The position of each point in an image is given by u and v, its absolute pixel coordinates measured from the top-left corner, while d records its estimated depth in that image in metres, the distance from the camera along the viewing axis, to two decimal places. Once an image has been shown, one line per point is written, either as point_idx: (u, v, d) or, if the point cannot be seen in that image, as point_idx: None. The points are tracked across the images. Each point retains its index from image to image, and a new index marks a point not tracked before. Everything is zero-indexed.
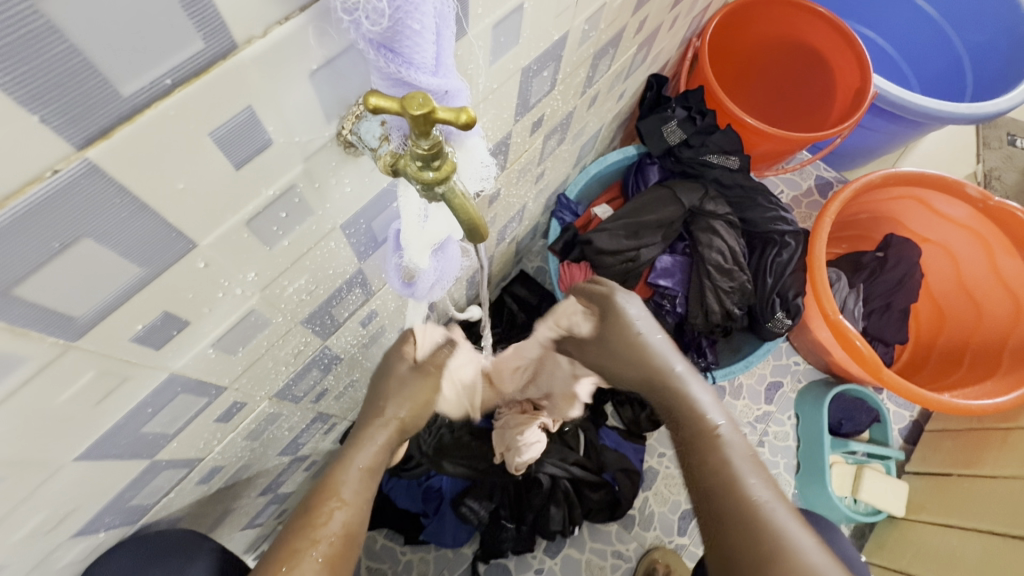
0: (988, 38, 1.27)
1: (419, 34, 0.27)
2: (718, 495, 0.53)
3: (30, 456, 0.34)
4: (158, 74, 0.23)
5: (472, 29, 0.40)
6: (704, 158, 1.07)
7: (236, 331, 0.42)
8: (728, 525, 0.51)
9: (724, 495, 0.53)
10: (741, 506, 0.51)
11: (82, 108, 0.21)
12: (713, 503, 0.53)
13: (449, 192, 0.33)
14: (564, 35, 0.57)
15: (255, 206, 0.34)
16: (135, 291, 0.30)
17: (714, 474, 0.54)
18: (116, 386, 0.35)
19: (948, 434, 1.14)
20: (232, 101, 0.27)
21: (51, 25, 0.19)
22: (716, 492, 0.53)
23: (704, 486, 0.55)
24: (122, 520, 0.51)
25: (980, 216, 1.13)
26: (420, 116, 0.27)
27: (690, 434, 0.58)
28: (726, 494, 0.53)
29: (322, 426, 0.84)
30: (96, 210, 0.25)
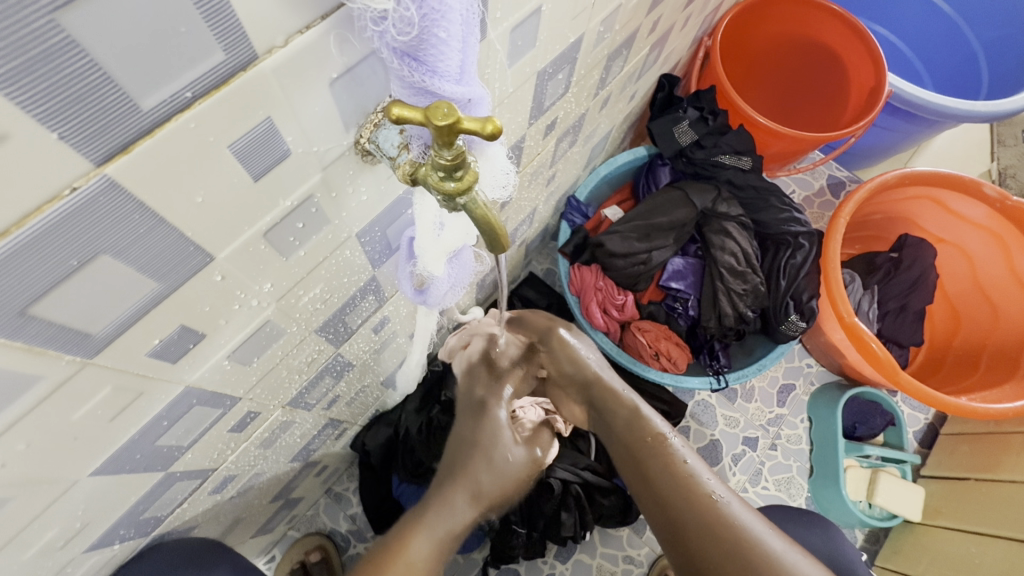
0: (1004, 34, 1.26)
1: (445, 43, 0.26)
2: (679, 503, 0.54)
3: (45, 473, 0.33)
4: (177, 86, 0.22)
5: (492, 32, 0.39)
6: (716, 158, 1.06)
7: (252, 341, 0.42)
8: (689, 525, 0.53)
9: (687, 502, 0.54)
10: (706, 518, 0.53)
11: (101, 124, 0.21)
12: (676, 514, 0.54)
13: (471, 203, 0.33)
14: (580, 37, 0.56)
15: (271, 217, 0.33)
16: (152, 306, 0.30)
17: (672, 475, 0.56)
18: (132, 401, 0.34)
19: (965, 437, 1.13)
20: (251, 113, 0.26)
21: (71, 40, 0.18)
22: (678, 502, 0.54)
23: (664, 493, 0.55)
24: (136, 531, 0.50)
25: (997, 217, 1.11)
26: (444, 127, 0.26)
27: (639, 440, 0.59)
28: (689, 505, 0.54)
29: (333, 431, 0.83)
30: (114, 227, 0.24)
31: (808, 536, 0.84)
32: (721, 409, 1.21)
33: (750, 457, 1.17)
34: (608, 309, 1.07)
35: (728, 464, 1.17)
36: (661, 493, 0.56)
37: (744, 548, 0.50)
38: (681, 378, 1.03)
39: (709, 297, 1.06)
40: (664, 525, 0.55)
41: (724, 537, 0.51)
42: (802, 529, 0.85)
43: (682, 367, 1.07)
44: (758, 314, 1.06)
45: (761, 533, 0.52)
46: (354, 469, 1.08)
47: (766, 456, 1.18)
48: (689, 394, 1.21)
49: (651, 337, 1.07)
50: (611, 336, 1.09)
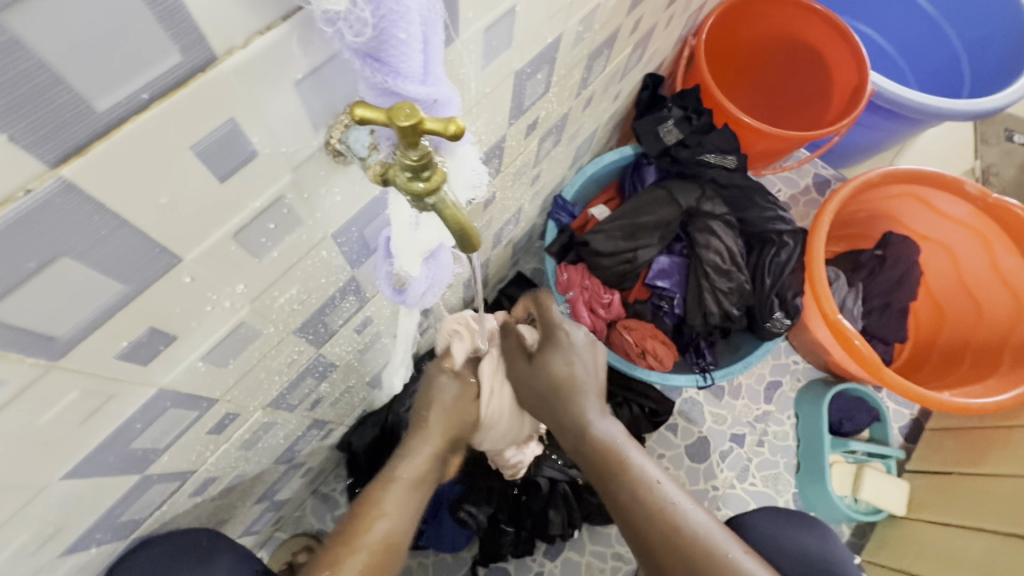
0: (987, 33, 1.26)
1: (406, 43, 0.26)
2: (650, 519, 0.56)
3: (14, 478, 0.33)
4: (133, 88, 0.22)
5: (463, 33, 0.39)
6: (701, 157, 1.06)
7: (227, 343, 0.42)
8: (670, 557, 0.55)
9: (663, 523, 0.55)
10: (677, 534, 0.55)
11: (54, 126, 0.21)
12: (645, 533, 0.56)
13: (440, 203, 0.33)
14: (558, 38, 0.56)
15: (241, 219, 0.33)
16: (118, 308, 0.30)
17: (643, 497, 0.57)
18: (102, 404, 0.34)
19: (949, 432, 1.14)
20: (212, 114, 0.26)
21: (18, 42, 0.18)
22: (647, 523, 0.56)
23: (642, 513, 0.56)
24: (113, 535, 0.50)
25: (979, 214, 1.12)
26: (407, 127, 0.26)
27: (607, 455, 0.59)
28: (664, 534, 0.55)
29: (318, 432, 0.83)
30: (74, 230, 0.24)
31: (795, 533, 0.84)
32: (708, 407, 1.21)
33: (737, 454, 1.18)
34: (595, 308, 1.07)
35: (716, 461, 1.17)
36: (637, 518, 0.57)
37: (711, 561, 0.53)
38: (668, 376, 1.04)
39: (694, 295, 1.06)
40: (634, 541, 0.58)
41: (691, 554, 0.54)
42: (789, 527, 0.85)
43: (669, 365, 1.07)
44: (744, 311, 1.07)
45: (736, 551, 0.54)
46: (342, 470, 1.08)
47: (753, 452, 1.19)
48: (676, 392, 1.22)
49: (638, 335, 1.08)
50: (598, 334, 1.10)
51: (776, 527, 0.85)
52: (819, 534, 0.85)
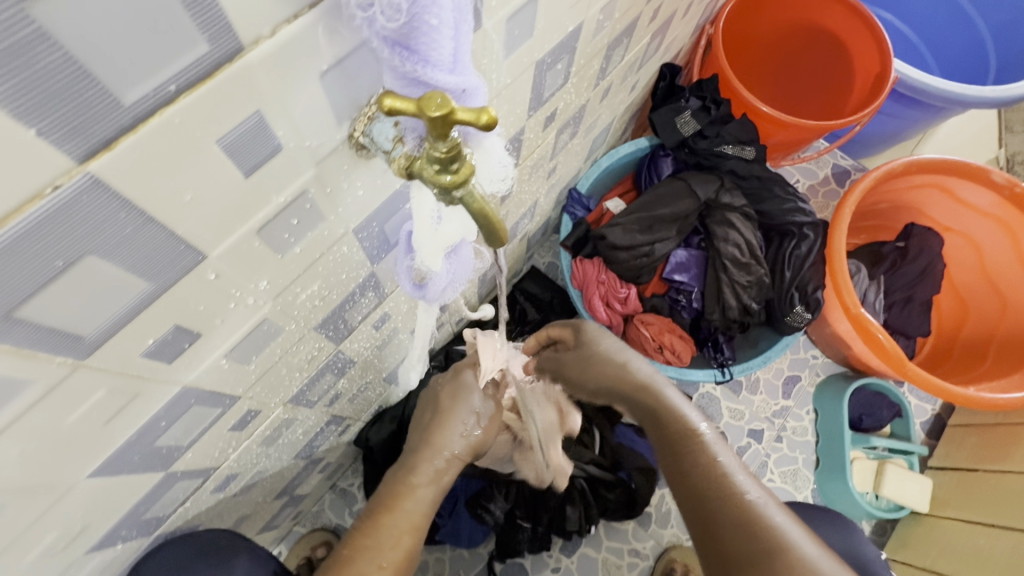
0: (1011, 17, 1.23)
1: (437, 30, 0.25)
2: (710, 497, 0.51)
3: (42, 477, 0.33)
4: (160, 80, 0.21)
5: (487, 21, 0.38)
6: (719, 149, 1.04)
7: (250, 339, 0.41)
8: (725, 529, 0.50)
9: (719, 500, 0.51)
10: (744, 520, 0.49)
11: (82, 120, 0.20)
12: (708, 519, 0.51)
13: (467, 197, 0.32)
14: (579, 27, 0.55)
15: (265, 214, 0.32)
16: (144, 307, 0.29)
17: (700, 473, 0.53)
18: (127, 404, 0.34)
19: (973, 427, 1.11)
20: (238, 107, 0.25)
21: (45, 32, 0.17)
22: (708, 500, 0.51)
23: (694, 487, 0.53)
24: (138, 531, 0.50)
25: (1005, 204, 1.09)
26: (438, 117, 0.25)
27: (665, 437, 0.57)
28: (728, 517, 0.50)
29: (336, 428, 0.83)
30: (100, 226, 0.24)
31: (820, 530, 0.83)
32: (726, 402, 1.20)
33: (755, 449, 1.17)
34: (611, 303, 1.06)
35: (734, 457, 1.16)
36: (695, 496, 0.52)
37: (778, 551, 0.47)
38: (686, 371, 1.02)
39: (712, 288, 1.05)
40: (694, 521, 0.52)
41: (756, 536, 0.48)
42: (812, 522, 0.84)
43: (686, 360, 1.06)
44: (763, 305, 1.05)
45: (794, 535, 0.48)
46: (358, 465, 1.08)
47: (772, 448, 1.17)
48: (693, 387, 1.20)
49: (654, 330, 1.06)
50: (614, 330, 1.09)
51: (802, 524, 0.84)
52: (845, 533, 0.83)
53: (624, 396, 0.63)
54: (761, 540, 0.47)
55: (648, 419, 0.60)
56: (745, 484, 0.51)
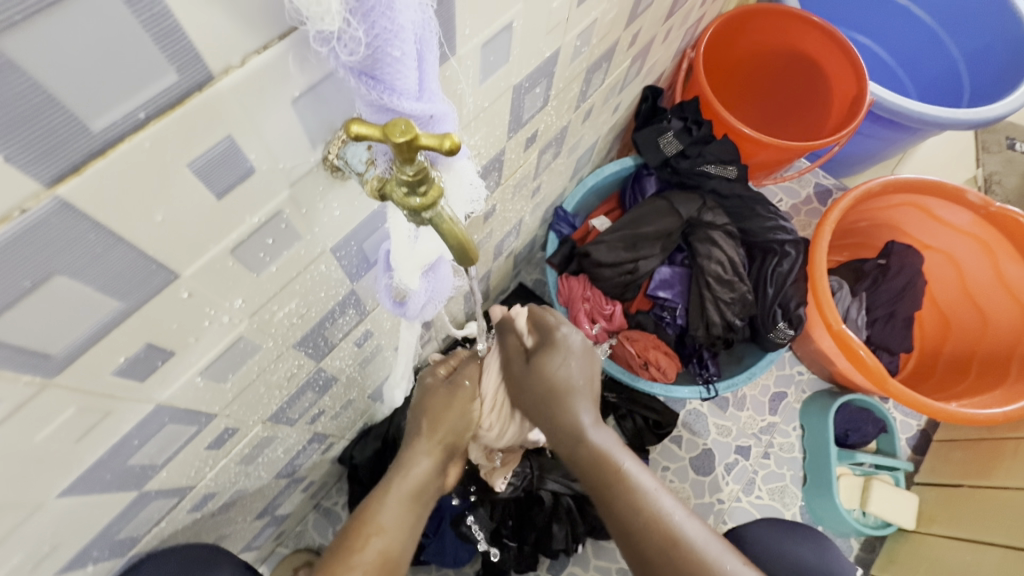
0: (984, 45, 1.29)
1: (400, 60, 0.26)
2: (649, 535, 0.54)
3: (8, 495, 0.32)
4: (130, 107, 0.22)
5: (460, 49, 0.39)
6: (701, 168, 1.07)
7: (225, 358, 0.42)
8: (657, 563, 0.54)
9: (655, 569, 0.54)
10: (661, 538, 0.53)
11: (50, 145, 0.21)
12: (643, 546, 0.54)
13: (437, 217, 0.33)
14: (556, 52, 0.56)
15: (239, 234, 0.33)
16: (114, 325, 0.30)
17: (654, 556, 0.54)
18: (99, 421, 0.34)
19: (957, 443, 1.12)
20: (210, 133, 0.26)
21: (13, 64, 0.18)
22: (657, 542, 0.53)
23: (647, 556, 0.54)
24: (111, 552, 0.49)
25: (982, 223, 1.12)
26: (403, 143, 0.26)
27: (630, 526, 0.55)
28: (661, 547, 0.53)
29: (318, 446, 0.83)
30: (68, 248, 0.24)
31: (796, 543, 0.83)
32: (712, 418, 1.20)
33: (743, 466, 1.17)
34: (596, 319, 1.07)
35: (721, 474, 1.16)
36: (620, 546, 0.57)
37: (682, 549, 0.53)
38: (671, 388, 1.02)
39: (697, 305, 1.06)
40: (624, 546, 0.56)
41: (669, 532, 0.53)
42: (788, 536, 0.84)
43: (672, 376, 1.07)
44: (747, 321, 1.06)
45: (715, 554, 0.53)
46: (343, 484, 1.07)
47: (759, 464, 1.17)
48: (680, 403, 1.21)
49: (640, 346, 1.08)
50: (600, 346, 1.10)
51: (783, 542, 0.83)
52: (818, 545, 0.84)
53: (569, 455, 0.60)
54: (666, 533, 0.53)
55: (573, 449, 0.60)
56: (685, 525, 0.54)
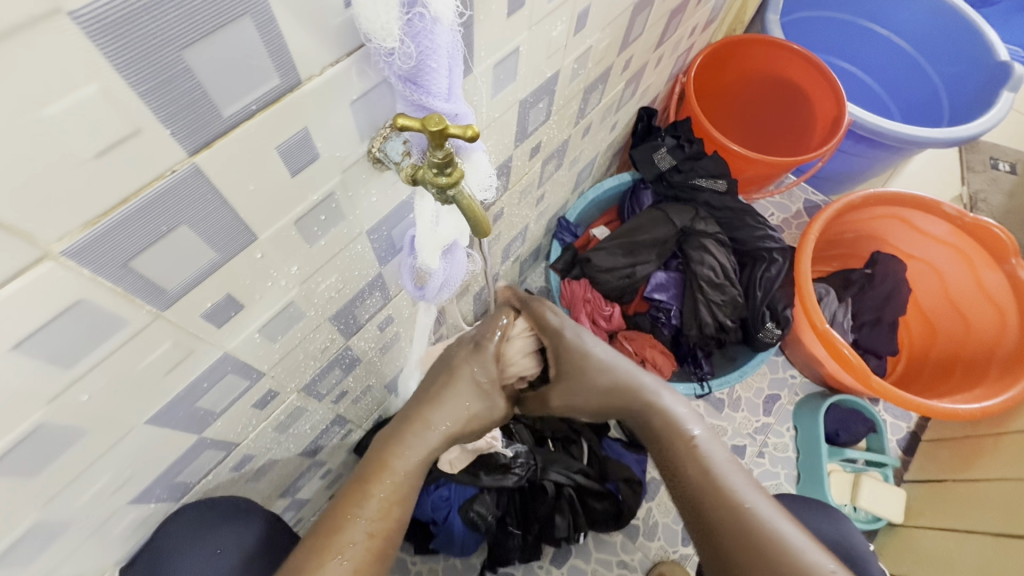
0: (960, 70, 1.39)
1: (435, 70, 0.35)
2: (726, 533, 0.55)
3: (114, 413, 0.40)
4: (247, 101, 0.31)
5: (476, 68, 0.49)
6: (694, 181, 1.16)
7: (278, 319, 0.50)
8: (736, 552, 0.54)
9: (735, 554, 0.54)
10: (745, 525, 0.54)
11: (196, 127, 0.29)
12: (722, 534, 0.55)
13: (458, 195, 0.41)
14: (556, 73, 0.66)
15: (301, 208, 0.42)
16: (209, 272, 0.38)
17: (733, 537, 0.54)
18: (184, 357, 0.42)
19: (944, 442, 1.17)
20: (293, 125, 0.35)
21: (187, 69, 0.27)
22: (726, 529, 0.54)
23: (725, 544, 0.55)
24: (169, 494, 0.57)
25: (959, 233, 1.20)
26: (436, 132, 0.35)
27: (706, 508, 0.56)
28: (732, 524, 0.54)
29: (338, 430, 0.90)
30: (192, 204, 0.33)
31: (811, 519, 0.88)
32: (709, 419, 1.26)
33: None
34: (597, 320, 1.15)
35: None
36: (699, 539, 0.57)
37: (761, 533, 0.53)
38: None
39: (690, 307, 1.14)
40: (698, 530, 0.57)
41: (740, 521, 0.54)
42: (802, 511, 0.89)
43: (667, 373, 1.14)
44: (738, 323, 1.14)
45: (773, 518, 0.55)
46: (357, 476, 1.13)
47: (754, 463, 1.22)
48: None
49: (636, 345, 1.16)
50: None
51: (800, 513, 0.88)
52: (834, 519, 0.88)
53: (643, 427, 0.62)
54: (739, 519, 0.54)
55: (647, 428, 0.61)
56: (741, 491, 0.56)
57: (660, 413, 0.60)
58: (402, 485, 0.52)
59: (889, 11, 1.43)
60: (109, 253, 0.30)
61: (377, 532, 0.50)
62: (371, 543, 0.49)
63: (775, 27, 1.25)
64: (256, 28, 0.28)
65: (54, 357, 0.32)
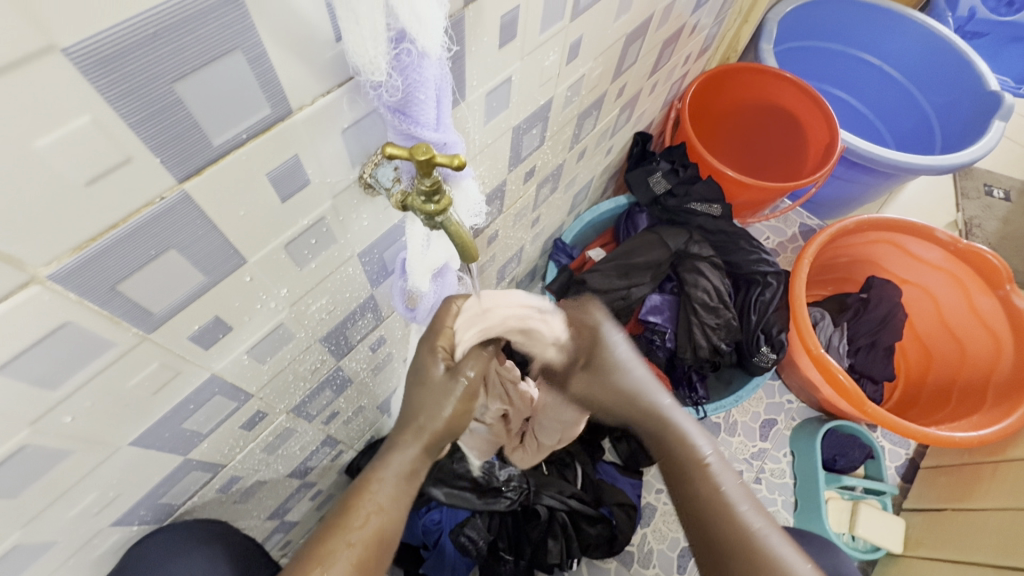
0: (950, 99, 1.42)
1: (424, 101, 0.36)
2: (731, 549, 0.55)
3: (98, 435, 0.40)
4: (238, 131, 0.32)
5: (468, 96, 0.50)
6: (688, 206, 1.17)
7: (267, 340, 0.50)
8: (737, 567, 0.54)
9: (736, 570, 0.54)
10: (747, 544, 0.55)
11: (185, 156, 0.30)
12: (723, 548, 0.55)
13: (446, 221, 0.42)
14: (549, 101, 0.68)
15: (291, 233, 0.42)
16: (197, 295, 0.38)
17: (736, 553, 0.55)
18: (170, 378, 0.42)
19: (942, 469, 1.16)
20: (284, 153, 0.36)
21: (178, 101, 0.28)
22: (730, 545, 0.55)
23: (727, 558, 0.55)
24: (153, 516, 0.56)
25: (952, 258, 1.20)
26: (424, 160, 0.36)
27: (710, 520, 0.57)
28: (734, 539, 0.55)
29: (329, 451, 0.89)
30: (182, 230, 0.33)
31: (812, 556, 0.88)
32: None
33: None
34: None
35: None
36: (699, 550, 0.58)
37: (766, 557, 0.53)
38: None
39: (686, 330, 1.13)
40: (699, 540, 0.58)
41: (743, 538, 0.55)
42: (804, 549, 0.89)
43: None
44: (733, 347, 1.14)
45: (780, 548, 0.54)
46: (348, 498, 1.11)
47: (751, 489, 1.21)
48: None
49: None
50: None
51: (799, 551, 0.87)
52: (831, 555, 0.88)
53: (658, 439, 0.66)
54: (743, 538, 0.55)
55: (666, 443, 0.65)
56: (749, 516, 0.57)
57: (677, 428, 0.64)
58: (388, 496, 0.55)
59: (880, 41, 1.47)
60: (96, 277, 0.31)
61: (361, 543, 0.52)
62: (353, 553, 0.52)
63: (768, 56, 1.27)
64: (247, 61, 0.29)
65: (37, 379, 0.32)
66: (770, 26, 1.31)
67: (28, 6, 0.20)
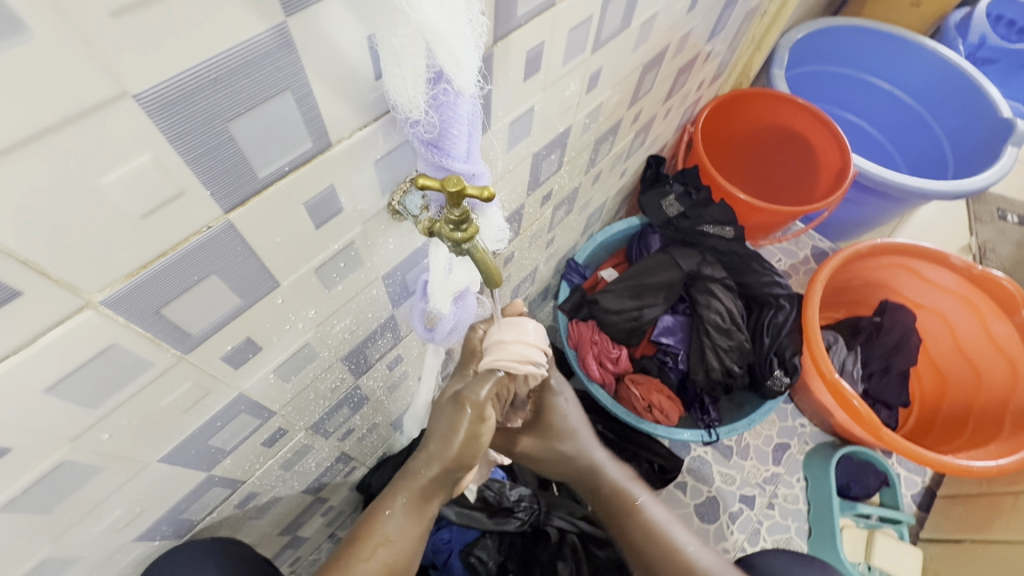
0: (963, 123, 1.43)
1: (455, 136, 0.38)
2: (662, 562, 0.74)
3: (130, 451, 0.41)
4: (281, 163, 0.33)
5: (493, 125, 0.52)
6: (701, 228, 1.18)
7: (292, 360, 0.51)
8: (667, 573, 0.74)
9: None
10: (673, 556, 0.74)
11: (232, 188, 0.32)
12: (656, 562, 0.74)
13: (472, 248, 0.43)
14: (568, 127, 0.69)
15: (322, 257, 0.44)
16: (232, 317, 0.40)
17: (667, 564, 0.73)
18: (201, 397, 0.43)
19: (959, 498, 1.14)
20: (321, 183, 0.37)
21: (231, 138, 0.29)
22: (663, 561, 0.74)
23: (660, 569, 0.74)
24: (173, 532, 0.57)
25: (967, 284, 1.20)
26: (454, 192, 0.37)
27: (646, 548, 0.75)
28: (663, 553, 0.74)
29: (342, 468, 0.90)
30: (224, 256, 0.35)
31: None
32: (717, 466, 1.24)
33: (747, 515, 1.19)
34: (604, 362, 1.15)
35: (727, 522, 1.18)
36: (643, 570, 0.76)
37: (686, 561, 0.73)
38: (673, 430, 1.08)
39: (698, 352, 1.13)
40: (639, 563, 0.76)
41: (670, 553, 0.74)
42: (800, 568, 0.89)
43: (674, 420, 1.13)
44: (746, 369, 1.13)
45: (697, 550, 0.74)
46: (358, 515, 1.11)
47: (763, 515, 1.19)
48: (685, 450, 1.25)
49: (643, 390, 1.15)
50: (607, 388, 1.17)
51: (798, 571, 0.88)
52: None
53: (598, 494, 0.79)
54: (670, 550, 0.74)
55: (606, 495, 0.78)
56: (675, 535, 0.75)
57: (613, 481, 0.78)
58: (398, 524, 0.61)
59: (892, 66, 1.48)
60: (143, 302, 0.32)
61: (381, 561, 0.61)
62: None
63: (780, 81, 1.29)
64: (295, 100, 0.31)
65: (79, 399, 0.33)
66: (782, 52, 1.33)
67: (102, 54, 0.22)
